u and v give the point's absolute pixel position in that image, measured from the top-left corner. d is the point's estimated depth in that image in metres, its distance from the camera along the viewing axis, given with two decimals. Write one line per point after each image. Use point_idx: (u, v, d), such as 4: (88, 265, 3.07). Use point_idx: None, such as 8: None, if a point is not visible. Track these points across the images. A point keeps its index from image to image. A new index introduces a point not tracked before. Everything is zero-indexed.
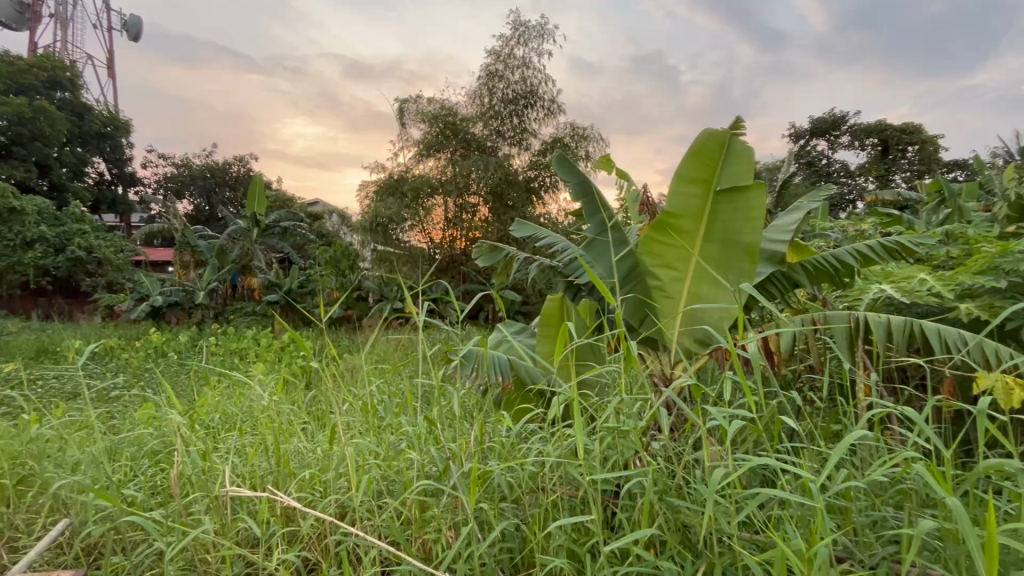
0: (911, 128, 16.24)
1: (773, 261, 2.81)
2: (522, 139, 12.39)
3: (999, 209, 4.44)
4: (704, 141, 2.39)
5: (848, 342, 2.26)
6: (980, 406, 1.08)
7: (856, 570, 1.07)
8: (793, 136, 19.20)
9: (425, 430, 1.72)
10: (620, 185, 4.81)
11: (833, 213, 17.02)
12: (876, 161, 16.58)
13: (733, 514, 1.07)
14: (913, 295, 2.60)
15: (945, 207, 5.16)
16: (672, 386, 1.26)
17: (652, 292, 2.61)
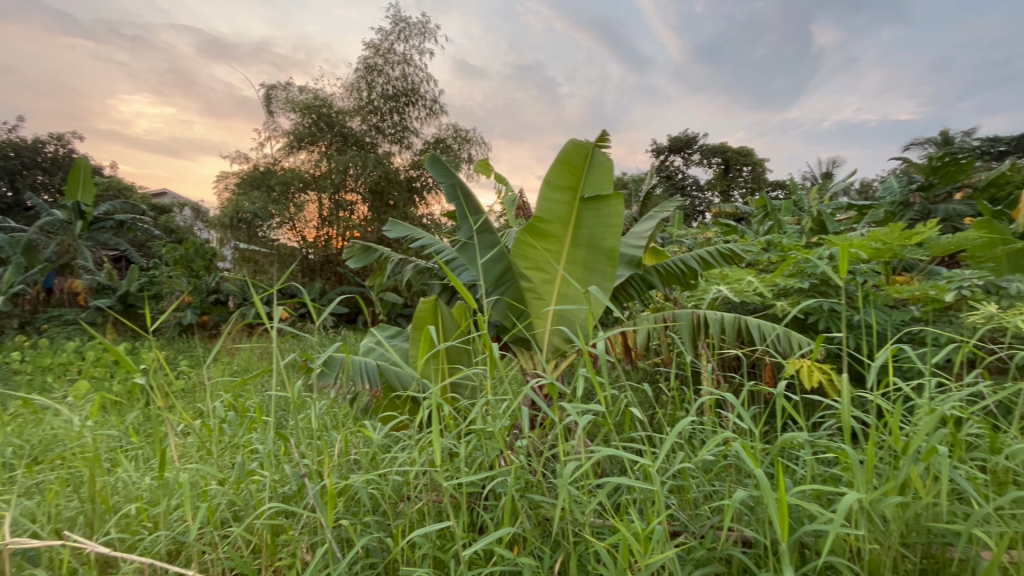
0: (746, 151, 18.95)
1: (631, 265, 3.07)
2: (403, 137, 12.10)
3: (806, 223, 5.36)
4: (570, 151, 2.52)
5: (692, 336, 2.55)
6: (779, 388, 1.29)
7: (689, 541, 1.21)
8: (654, 152, 21.33)
9: (280, 447, 1.57)
10: (498, 189, 4.92)
11: (687, 222, 19.20)
12: (720, 177, 19.05)
13: (586, 503, 1.13)
14: (743, 295, 3.01)
15: (768, 219, 6.09)
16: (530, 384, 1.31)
17: (523, 293, 2.69)
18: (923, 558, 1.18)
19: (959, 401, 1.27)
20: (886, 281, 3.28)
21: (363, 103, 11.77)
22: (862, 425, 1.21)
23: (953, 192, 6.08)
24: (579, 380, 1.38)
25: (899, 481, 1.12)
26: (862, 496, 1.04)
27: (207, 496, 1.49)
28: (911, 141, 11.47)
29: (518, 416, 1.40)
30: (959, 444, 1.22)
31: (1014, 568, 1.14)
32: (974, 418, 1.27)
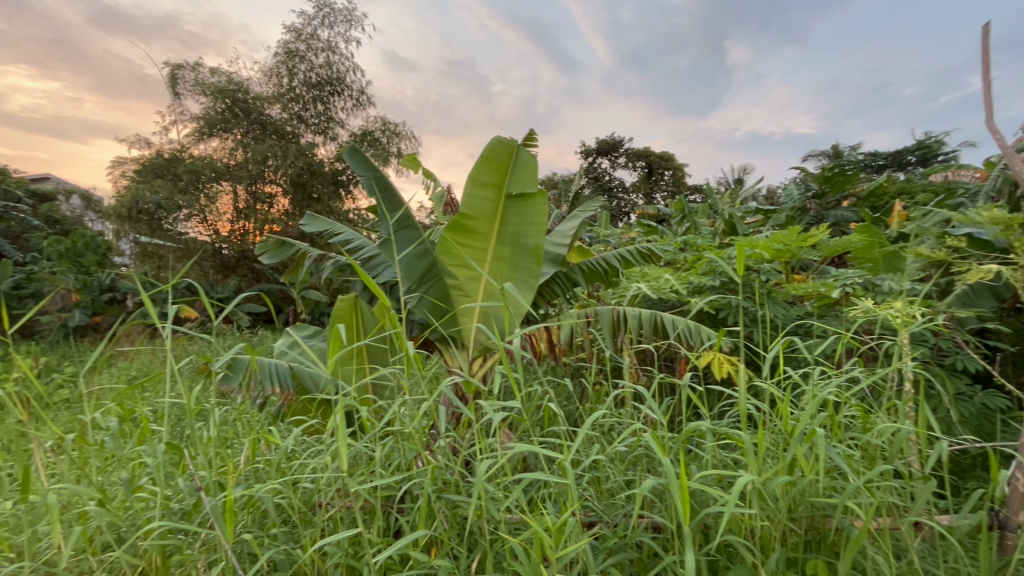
0: (667, 156, 19.99)
1: (555, 263, 3.13)
2: (328, 128, 11.57)
3: (718, 226, 5.75)
4: (495, 148, 2.52)
5: (612, 332, 2.64)
6: (684, 380, 1.37)
7: (603, 531, 1.25)
8: (583, 154, 21.95)
9: (175, 459, 1.43)
10: (427, 184, 4.83)
11: (614, 223, 19.94)
12: (644, 180, 20.00)
13: (502, 499, 1.13)
14: (661, 292, 3.16)
15: (686, 221, 6.46)
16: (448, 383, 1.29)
17: (449, 291, 2.67)
18: (808, 530, 1.30)
19: (837, 386, 1.41)
20: (786, 279, 3.58)
21: (283, 90, 11.15)
22: (757, 411, 1.31)
23: (841, 200, 6.78)
24: (495, 376, 1.39)
25: (786, 462, 1.22)
26: (755, 478, 1.13)
27: (85, 519, 1.32)
28: (809, 154, 12.66)
29: (437, 416, 1.38)
30: (834, 424, 1.36)
31: (880, 535, 1.28)
32: (850, 402, 1.42)
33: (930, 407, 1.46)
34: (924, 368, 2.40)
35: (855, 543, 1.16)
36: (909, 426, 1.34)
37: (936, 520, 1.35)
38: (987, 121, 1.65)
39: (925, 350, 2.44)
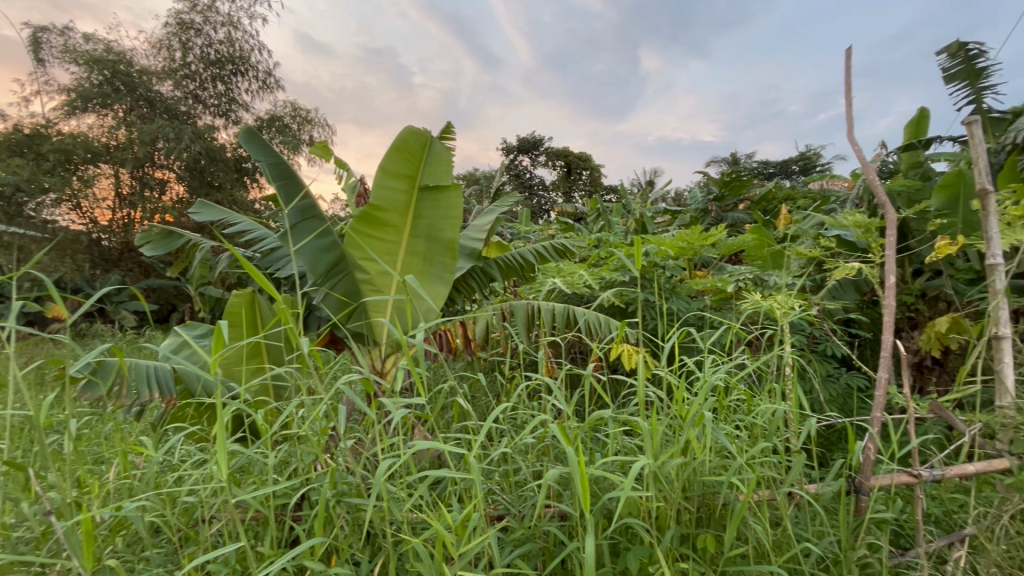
0: (585, 157, 20.72)
1: (471, 257, 3.11)
2: (229, 110, 10.70)
3: (630, 225, 6.04)
4: (407, 138, 2.44)
5: (527, 326, 2.65)
6: (588, 371, 1.40)
7: (511, 524, 1.25)
8: (504, 151, 22.15)
9: (18, 482, 1.23)
10: (339, 175, 4.61)
11: (535, 221, 20.32)
12: (563, 179, 20.71)
13: (404, 498, 1.09)
14: (574, 286, 3.24)
15: (600, 220, 6.75)
16: (346, 382, 1.23)
17: (360, 285, 2.58)
18: (700, 507, 1.40)
19: (725, 372, 1.53)
20: (688, 275, 3.84)
21: (175, 65, 10.24)
22: (654, 398, 1.38)
23: (737, 203, 7.41)
24: (397, 372, 1.35)
25: (680, 445, 1.30)
26: (650, 462, 1.19)
27: None
28: (710, 160, 13.70)
29: (339, 416, 1.30)
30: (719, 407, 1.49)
31: (761, 505, 1.40)
32: (736, 387, 1.55)
33: (801, 388, 1.64)
34: (801, 354, 2.70)
35: (738, 515, 1.27)
36: (783, 406, 1.49)
37: (805, 489, 1.51)
38: (847, 135, 1.88)
39: (801, 338, 2.75)
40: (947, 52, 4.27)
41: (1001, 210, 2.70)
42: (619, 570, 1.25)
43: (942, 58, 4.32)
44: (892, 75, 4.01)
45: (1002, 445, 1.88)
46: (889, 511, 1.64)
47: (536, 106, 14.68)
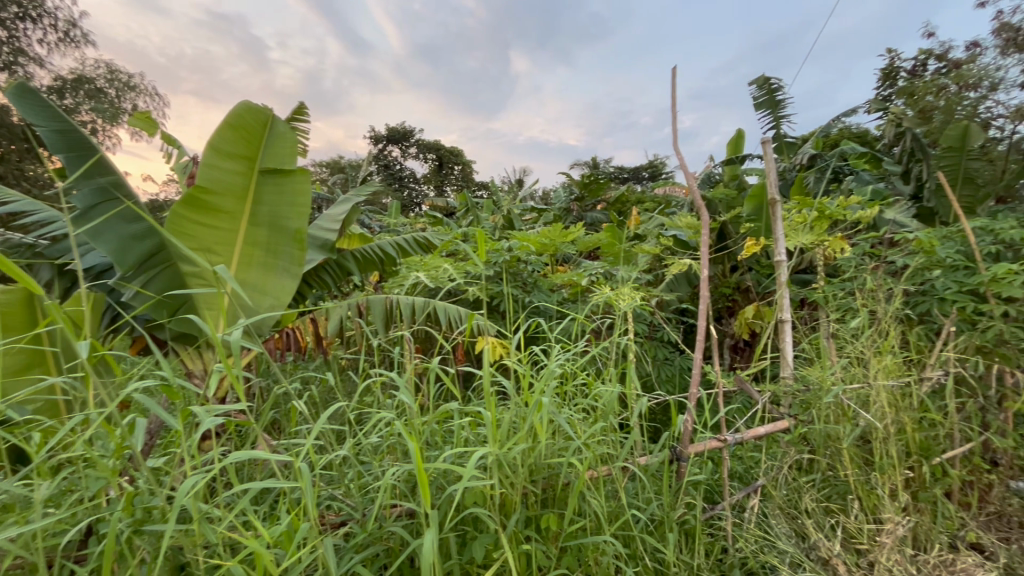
0: (457, 151, 20.73)
1: (324, 250, 2.90)
2: (14, 63, 8.66)
3: (497, 220, 6.19)
4: (242, 115, 2.19)
5: (385, 321, 2.55)
6: (436, 364, 1.40)
7: (352, 531, 1.19)
8: (373, 141, 21.23)
9: None
10: (167, 152, 3.99)
11: (406, 214, 19.83)
12: (434, 172, 20.23)
13: (221, 519, 0.97)
14: (438, 280, 3.18)
15: (469, 215, 6.81)
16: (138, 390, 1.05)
17: (186, 277, 2.26)
18: (545, 489, 1.47)
19: (568, 360, 1.63)
20: (550, 269, 4.06)
21: None
22: (501, 388, 1.42)
23: (595, 204, 8.02)
24: (212, 375, 1.21)
25: (525, 431, 1.36)
26: (491, 449, 1.22)
27: None
28: (574, 163, 14.59)
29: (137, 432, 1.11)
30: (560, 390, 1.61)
31: (598, 480, 1.53)
32: (577, 372, 1.67)
33: (633, 371, 1.83)
34: (641, 341, 3.02)
35: (577, 492, 1.37)
36: (618, 389, 1.65)
37: (636, 462, 1.68)
38: (672, 145, 2.13)
39: (642, 327, 3.08)
40: (756, 84, 5.13)
41: (787, 217, 3.31)
42: (466, 561, 1.26)
43: (753, 89, 5.15)
44: (715, 98, 4.66)
45: (784, 409, 2.29)
46: (703, 473, 1.90)
47: (407, 96, 14.29)
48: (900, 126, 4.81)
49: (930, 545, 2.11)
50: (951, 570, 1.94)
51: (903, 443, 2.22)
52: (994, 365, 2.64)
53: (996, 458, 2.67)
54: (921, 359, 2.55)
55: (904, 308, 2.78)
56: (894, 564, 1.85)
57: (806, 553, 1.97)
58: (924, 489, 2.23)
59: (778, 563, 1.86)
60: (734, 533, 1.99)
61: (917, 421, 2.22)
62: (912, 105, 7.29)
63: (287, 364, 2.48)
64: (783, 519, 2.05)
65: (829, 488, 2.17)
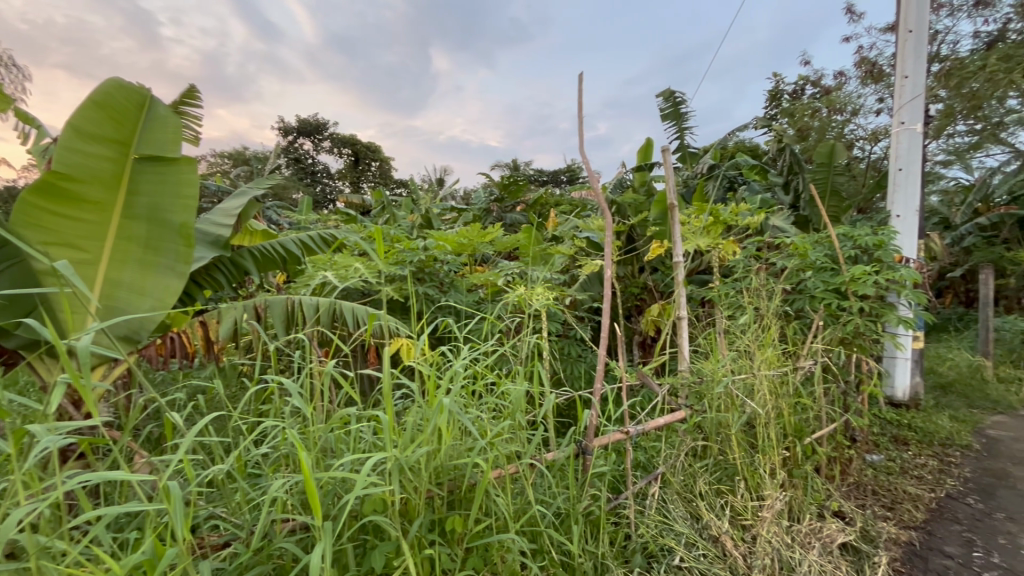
0: (374, 147, 20.04)
1: (216, 247, 2.66)
2: None
3: (415, 219, 6.05)
4: (113, 94, 1.96)
5: (285, 323, 2.38)
6: (332, 366, 1.33)
7: (233, 552, 1.10)
8: (282, 132, 19.95)
9: None
10: (25, 131, 3.45)
11: (319, 210, 18.82)
12: (350, 168, 19.42)
13: (66, 552, 0.85)
14: (348, 280, 3.04)
15: (385, 213, 6.60)
16: None
17: (40, 276, 1.96)
18: (450, 491, 1.46)
19: (475, 359, 1.63)
20: (468, 269, 4.04)
21: None
22: (403, 390, 1.38)
23: (515, 205, 8.11)
24: (56, 389, 1.06)
25: (428, 433, 1.33)
26: (388, 453, 1.18)
27: None
28: (494, 164, 14.67)
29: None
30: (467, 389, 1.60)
31: (505, 479, 1.55)
32: (486, 372, 1.68)
33: (541, 369, 1.87)
34: (554, 339, 3.11)
35: (481, 491, 1.37)
36: (525, 387, 1.67)
37: (543, 458, 1.72)
38: (578, 150, 2.20)
39: (556, 325, 3.16)
40: (662, 96, 5.47)
41: (687, 221, 3.56)
42: (364, 571, 1.21)
43: (660, 100, 5.48)
44: None
45: (681, 400, 2.46)
46: (606, 464, 1.98)
47: None
48: (782, 142, 5.36)
49: (802, 515, 2.36)
50: (818, 537, 2.18)
51: (781, 426, 2.47)
52: (853, 354, 3.02)
53: (855, 435, 3.06)
54: (796, 350, 2.86)
55: (783, 305, 3.10)
56: (772, 535, 2.06)
57: (699, 533, 2.13)
58: (797, 466, 2.49)
59: (675, 544, 2.01)
60: (637, 519, 2.10)
61: (791, 406, 2.48)
62: (792, 124, 8.17)
63: (171, 373, 2.23)
64: (679, 502, 2.20)
65: (720, 471, 2.36)
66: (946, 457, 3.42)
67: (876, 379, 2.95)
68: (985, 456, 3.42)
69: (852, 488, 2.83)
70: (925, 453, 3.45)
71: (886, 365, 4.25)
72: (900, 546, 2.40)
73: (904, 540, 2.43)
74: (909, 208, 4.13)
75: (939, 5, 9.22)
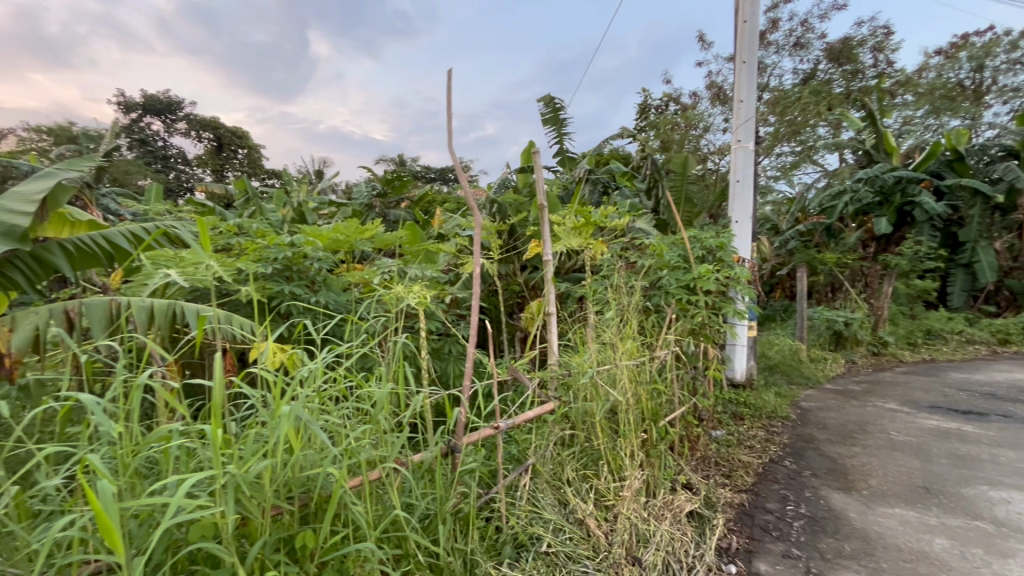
0: (241, 133, 18.13)
1: (11, 238, 2.19)
2: None
3: (286, 213, 5.58)
4: None
5: (106, 328, 2.00)
6: (146, 377, 1.17)
7: None
8: (123, 108, 17.22)
9: None
10: None
11: (173, 200, 16.56)
12: (212, 154, 17.40)
13: None
14: (197, 279, 2.68)
15: (250, 206, 6.00)
16: None
17: None
18: (302, 504, 1.37)
19: (331, 362, 1.53)
20: (344, 267, 3.81)
21: None
22: (238, 398, 1.26)
23: (399, 201, 7.84)
24: None
25: (269, 445, 1.23)
26: (212, 472, 1.06)
27: None
28: (379, 158, 14.09)
29: None
30: (322, 394, 1.51)
31: (364, 486, 1.48)
32: (343, 375, 1.59)
33: (406, 369, 1.83)
34: (433, 338, 3.11)
35: (335, 501, 1.29)
36: (389, 387, 1.61)
37: (409, 458, 1.68)
38: (447, 146, 2.16)
39: (434, 325, 3.13)
40: (542, 101, 5.68)
41: (562, 221, 3.73)
42: None
43: (540, 105, 5.69)
44: None
45: (550, 392, 2.55)
46: (474, 460, 1.99)
47: None
48: (647, 152, 5.86)
49: (658, 490, 2.60)
50: (669, 509, 2.42)
51: (639, 411, 2.70)
52: (701, 343, 3.39)
53: (702, 414, 3.46)
54: (653, 342, 3.16)
55: (644, 301, 3.40)
56: (630, 512, 2.24)
57: (566, 517, 2.26)
58: (653, 446, 2.74)
59: (543, 532, 2.11)
60: (507, 511, 2.16)
61: (647, 392, 2.72)
62: (657, 136, 9.01)
63: None
64: (549, 491, 2.30)
65: (585, 457, 2.51)
66: (771, 428, 4.01)
67: (718, 364, 3.35)
68: (799, 424, 4.08)
69: (699, 461, 3.20)
70: (756, 426, 4.01)
71: (728, 351, 4.87)
72: (734, 507, 2.77)
73: (737, 502, 2.80)
74: (745, 215, 4.76)
75: (768, 43, 10.80)
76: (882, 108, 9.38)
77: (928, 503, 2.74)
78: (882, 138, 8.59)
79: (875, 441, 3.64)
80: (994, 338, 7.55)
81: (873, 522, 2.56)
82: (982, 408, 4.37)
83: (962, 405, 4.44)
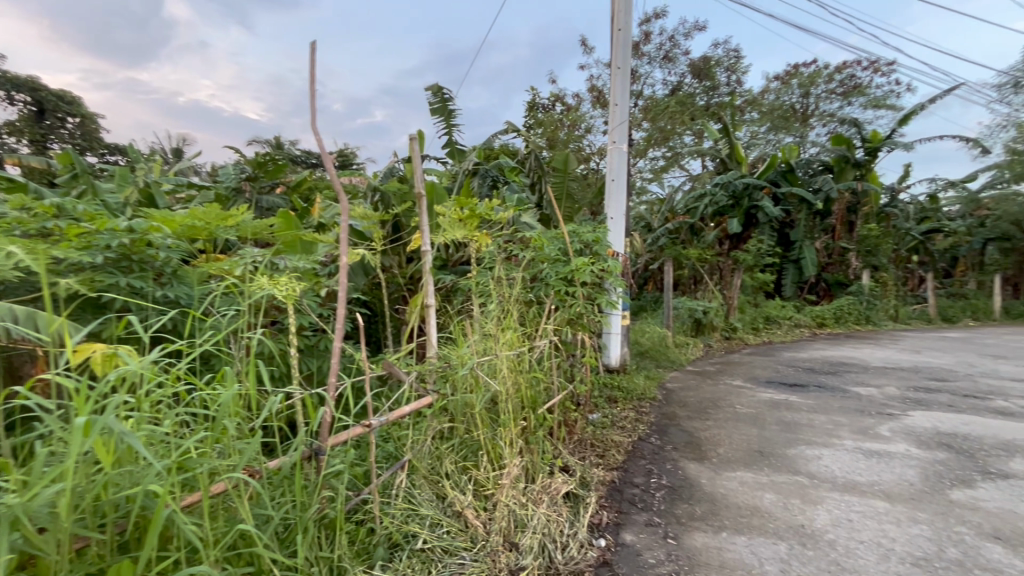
0: (70, 97, 15.31)
1: None
2: None
3: (127, 194, 4.79)
4: None
5: None
6: None
7: None
8: None
9: None
10: None
11: None
12: (29, 121, 14.46)
13: None
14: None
15: (78, 183, 5.06)
16: None
17: None
18: (121, 530, 1.18)
19: (159, 363, 1.32)
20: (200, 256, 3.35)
21: None
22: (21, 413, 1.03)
23: (273, 185, 6.99)
24: None
25: (65, 467, 1.03)
26: None
27: None
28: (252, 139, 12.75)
29: None
30: (147, 400, 1.29)
31: (202, 502, 1.31)
32: (178, 377, 1.37)
33: (262, 368, 1.63)
34: (304, 335, 2.88)
35: (157, 524, 1.12)
36: (236, 388, 1.42)
37: (263, 466, 1.51)
38: (311, 126, 1.98)
39: (306, 320, 2.89)
40: (429, 89, 5.53)
41: (447, 212, 3.65)
42: None
43: (428, 94, 5.54)
44: None
45: (429, 386, 2.49)
46: (342, 461, 1.86)
47: None
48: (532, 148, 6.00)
49: (536, 475, 2.67)
50: (547, 491, 2.49)
51: (519, 399, 2.75)
52: (578, 332, 3.56)
53: (579, 399, 3.65)
54: (532, 332, 3.26)
55: (526, 293, 3.47)
56: (509, 498, 2.26)
57: (443, 512, 2.24)
58: (532, 432, 2.82)
59: (418, 528, 2.07)
60: (381, 511, 2.08)
61: (527, 381, 2.78)
62: (543, 133, 9.29)
63: None
64: (425, 486, 2.28)
65: (465, 449, 2.50)
66: (640, 408, 4.37)
67: (594, 352, 3.54)
68: (664, 404, 4.49)
69: (577, 444, 3.36)
70: (628, 407, 4.34)
71: (605, 339, 5.20)
72: (606, 485, 2.96)
73: (608, 479, 3.00)
74: (620, 212, 5.11)
75: (643, 54, 11.66)
76: (734, 122, 10.63)
77: (762, 465, 3.17)
78: (734, 149, 9.75)
79: (724, 414, 4.13)
80: (814, 322, 9.03)
81: (720, 485, 2.90)
82: (804, 381, 5.17)
83: (790, 379, 5.22)
